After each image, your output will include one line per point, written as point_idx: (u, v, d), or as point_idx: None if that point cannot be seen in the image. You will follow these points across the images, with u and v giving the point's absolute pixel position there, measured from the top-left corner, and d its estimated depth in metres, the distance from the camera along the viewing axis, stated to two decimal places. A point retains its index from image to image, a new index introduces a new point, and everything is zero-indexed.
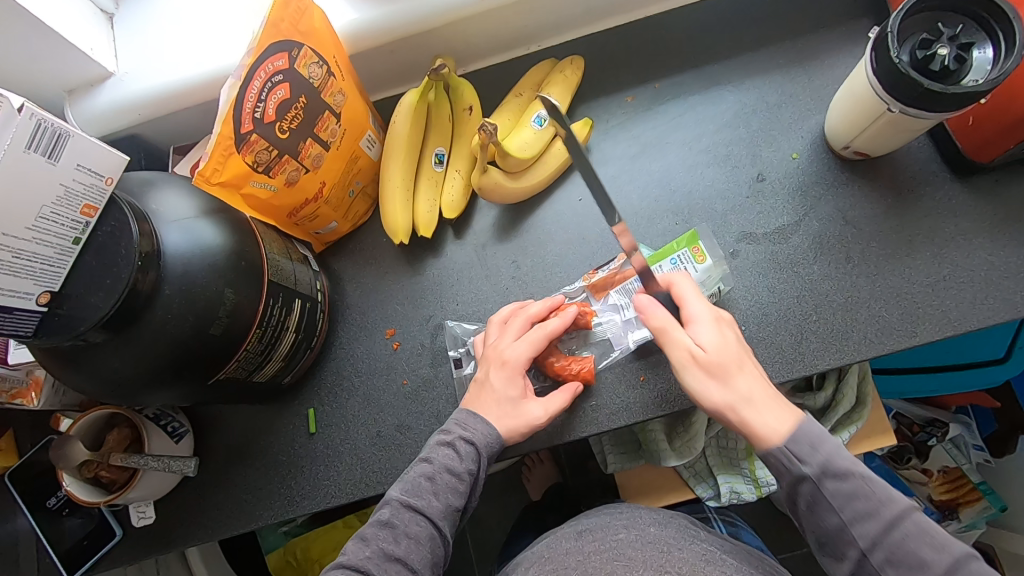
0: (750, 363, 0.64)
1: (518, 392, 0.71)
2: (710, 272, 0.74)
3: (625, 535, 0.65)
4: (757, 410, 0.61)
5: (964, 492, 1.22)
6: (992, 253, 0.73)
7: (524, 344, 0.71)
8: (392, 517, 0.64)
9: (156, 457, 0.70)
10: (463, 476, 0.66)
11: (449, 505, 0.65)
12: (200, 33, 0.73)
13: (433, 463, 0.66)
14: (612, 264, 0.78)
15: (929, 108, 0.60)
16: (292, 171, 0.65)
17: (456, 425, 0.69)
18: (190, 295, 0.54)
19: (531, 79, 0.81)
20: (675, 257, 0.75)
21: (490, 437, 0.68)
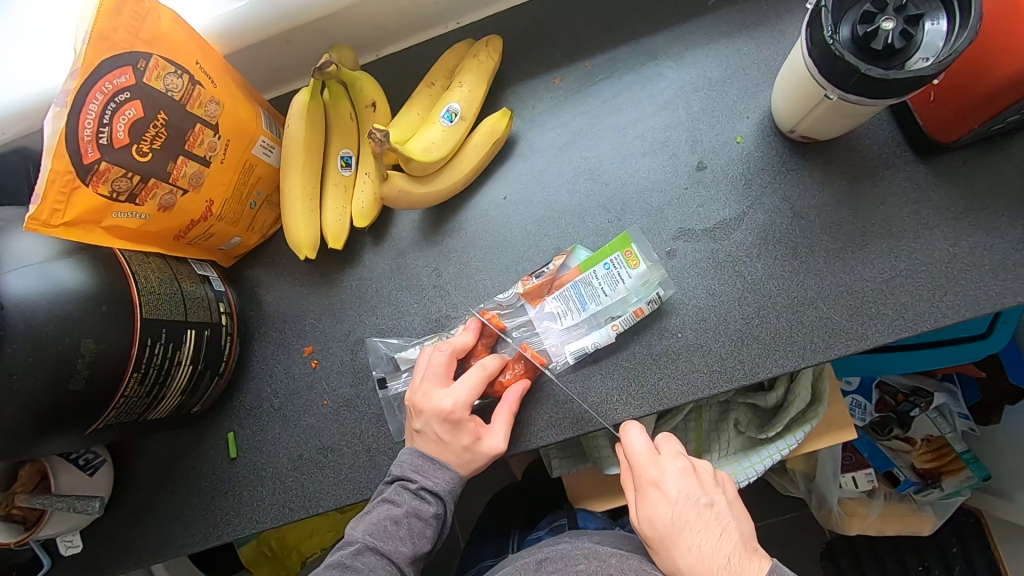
0: (694, 497, 0.59)
1: (469, 437, 0.67)
2: (645, 277, 0.68)
3: (584, 566, 0.62)
4: (690, 548, 0.56)
5: (948, 461, 1.12)
6: (955, 243, 0.66)
7: (458, 390, 0.67)
8: (354, 559, 0.64)
9: (64, 495, 0.68)
10: (431, 519, 0.66)
11: (416, 550, 0.65)
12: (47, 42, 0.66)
13: (401, 507, 0.65)
14: (548, 268, 0.71)
15: (870, 95, 0.53)
16: (164, 194, 0.60)
17: (413, 470, 0.67)
18: (37, 351, 0.49)
19: (443, 66, 0.73)
20: (608, 262, 0.69)
21: (452, 482, 0.67)
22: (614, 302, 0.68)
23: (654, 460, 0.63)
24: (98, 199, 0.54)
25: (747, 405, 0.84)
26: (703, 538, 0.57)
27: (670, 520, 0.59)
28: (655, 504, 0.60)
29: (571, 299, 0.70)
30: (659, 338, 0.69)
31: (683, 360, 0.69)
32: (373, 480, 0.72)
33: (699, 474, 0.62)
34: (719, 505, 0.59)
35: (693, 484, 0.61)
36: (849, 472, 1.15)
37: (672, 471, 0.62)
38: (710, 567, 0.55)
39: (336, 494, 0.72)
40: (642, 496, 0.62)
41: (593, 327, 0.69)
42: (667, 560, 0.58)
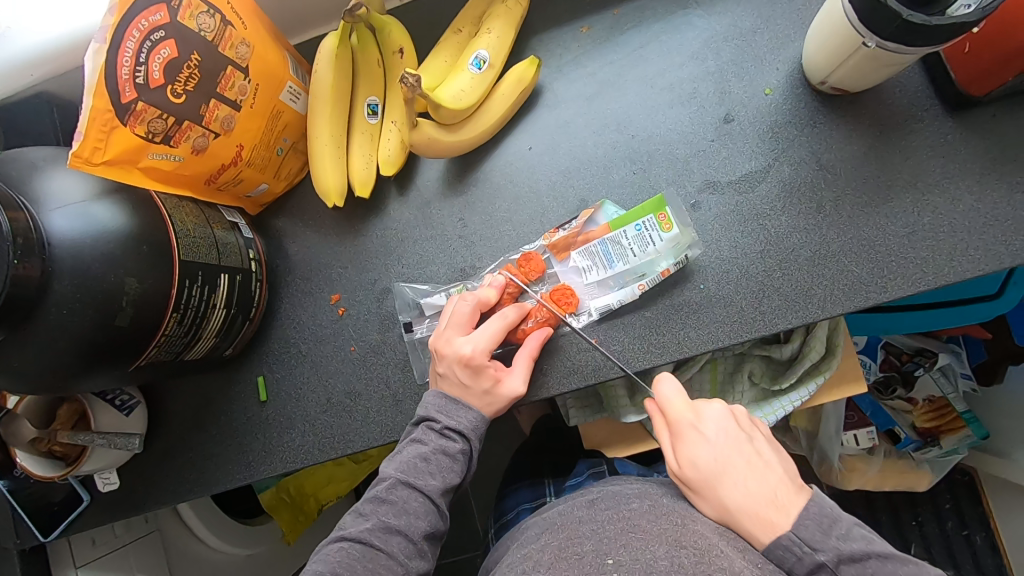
0: (736, 439, 0.62)
1: (490, 381, 0.69)
2: (676, 240, 0.69)
3: (638, 506, 0.63)
4: (736, 485, 0.59)
5: (948, 420, 1.14)
6: (979, 199, 0.66)
7: (479, 338, 0.69)
8: (389, 492, 0.66)
9: (103, 434, 0.70)
10: (458, 455, 0.68)
11: (446, 483, 0.67)
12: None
13: (428, 445, 0.68)
14: (574, 223, 0.72)
15: (907, 42, 0.53)
16: (197, 137, 0.60)
17: (437, 410, 0.69)
18: (84, 288, 0.50)
19: (471, 12, 0.72)
20: (639, 224, 0.70)
21: (476, 420, 0.69)
22: (642, 262, 0.70)
23: (692, 408, 0.65)
24: (136, 140, 0.55)
25: (761, 357, 0.87)
26: (746, 476, 0.59)
27: (715, 463, 0.60)
28: (698, 447, 0.62)
29: (598, 255, 0.71)
30: (681, 290, 0.70)
31: (704, 311, 0.70)
32: (399, 423, 0.74)
33: (737, 418, 0.65)
34: (758, 444, 0.63)
35: (733, 427, 0.63)
36: (851, 430, 1.16)
37: (710, 415, 0.64)
38: (757, 502, 0.58)
39: (364, 437, 0.75)
40: (681, 439, 0.64)
41: (618, 286, 0.71)
42: (709, 498, 0.60)
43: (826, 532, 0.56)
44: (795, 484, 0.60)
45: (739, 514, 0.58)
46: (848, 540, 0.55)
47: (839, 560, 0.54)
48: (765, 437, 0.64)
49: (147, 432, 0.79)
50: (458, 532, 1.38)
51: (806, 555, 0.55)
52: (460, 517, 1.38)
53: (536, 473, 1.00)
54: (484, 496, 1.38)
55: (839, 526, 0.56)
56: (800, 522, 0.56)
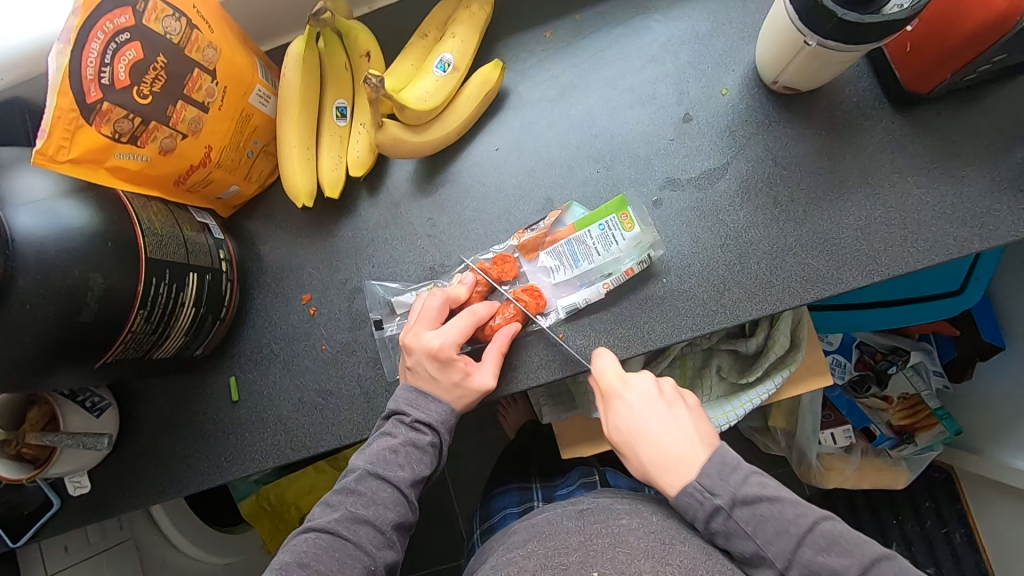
0: (655, 405, 0.66)
1: (459, 374, 0.69)
2: (639, 239, 0.70)
3: (627, 521, 0.63)
4: (652, 446, 0.64)
5: (921, 417, 1.17)
6: (927, 192, 0.69)
7: (448, 331, 0.70)
8: (358, 484, 0.66)
9: (72, 435, 0.70)
10: (427, 447, 0.68)
11: (415, 475, 0.67)
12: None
13: (397, 437, 0.68)
14: (542, 223, 0.74)
15: (844, 41, 0.56)
16: (164, 137, 0.61)
17: (407, 404, 0.70)
18: (47, 284, 0.51)
19: (437, 17, 0.75)
20: (603, 222, 0.71)
21: (446, 413, 0.70)
22: (607, 261, 0.71)
23: (620, 377, 0.68)
24: (101, 139, 0.56)
25: (729, 352, 0.88)
26: (661, 437, 0.64)
27: (634, 427, 0.66)
28: (621, 413, 0.67)
29: (565, 255, 0.72)
30: (645, 284, 0.72)
31: (667, 305, 0.71)
32: (370, 421, 0.75)
33: (663, 386, 0.69)
34: (677, 407, 0.67)
35: (655, 393, 0.67)
36: (828, 429, 1.19)
37: (636, 384, 0.68)
38: (667, 461, 0.63)
39: (336, 435, 0.75)
40: (607, 406, 0.69)
41: (584, 284, 0.72)
42: (632, 458, 0.66)
43: (723, 477, 0.61)
44: (706, 442, 0.64)
45: (652, 471, 0.64)
46: (745, 485, 0.60)
47: (733, 503, 0.59)
48: (688, 402, 0.68)
49: (119, 435, 0.79)
50: (442, 540, 1.37)
51: (705, 501, 0.60)
52: (443, 524, 1.38)
53: (513, 475, 1.00)
54: (466, 503, 1.38)
55: (737, 473, 0.61)
56: (704, 473, 0.61)
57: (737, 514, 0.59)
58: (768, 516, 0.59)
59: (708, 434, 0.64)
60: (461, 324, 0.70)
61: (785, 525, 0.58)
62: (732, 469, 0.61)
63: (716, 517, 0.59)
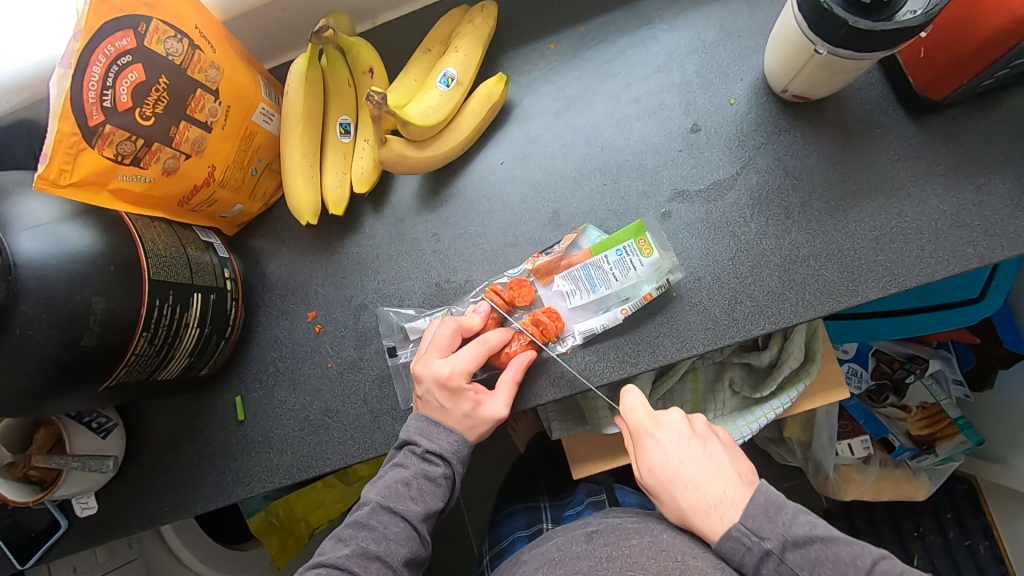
0: (690, 444, 0.65)
1: (470, 404, 0.68)
2: (658, 265, 0.69)
3: (638, 541, 0.63)
4: (689, 488, 0.62)
5: (942, 428, 1.14)
6: (944, 201, 0.67)
7: (458, 360, 0.68)
8: (370, 518, 0.65)
9: (78, 457, 0.70)
10: (440, 479, 0.67)
11: (428, 508, 0.66)
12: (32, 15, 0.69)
13: (410, 469, 0.67)
14: (557, 247, 0.72)
15: (855, 48, 0.54)
16: (167, 158, 0.61)
17: (419, 434, 0.68)
18: (50, 308, 0.51)
19: (440, 32, 0.74)
20: (620, 248, 0.70)
21: (458, 443, 0.68)
22: (626, 286, 0.69)
23: (651, 416, 0.67)
24: (104, 162, 0.56)
25: (742, 365, 0.86)
26: (697, 477, 0.63)
27: (668, 469, 0.64)
28: (653, 453, 0.65)
29: (580, 280, 0.71)
30: (655, 299, 0.70)
31: (677, 319, 0.70)
32: (377, 440, 0.74)
33: (695, 423, 0.67)
34: (713, 446, 0.65)
35: (688, 431, 0.66)
36: (846, 440, 1.16)
37: (669, 423, 0.66)
38: (706, 504, 0.61)
39: (342, 454, 0.74)
40: (640, 447, 0.67)
41: (601, 309, 0.70)
42: (667, 503, 0.64)
43: (771, 519, 0.59)
44: (744, 482, 0.62)
45: (691, 516, 0.62)
46: (795, 526, 0.58)
47: (785, 546, 0.57)
48: (722, 439, 0.67)
49: (125, 455, 0.78)
50: (453, 556, 1.35)
51: (754, 545, 0.58)
52: (453, 540, 1.36)
53: (523, 492, 0.98)
54: (477, 518, 1.36)
55: (785, 513, 0.59)
56: (747, 515, 0.59)
57: (791, 558, 0.57)
58: (823, 559, 0.56)
59: (748, 473, 0.63)
60: (478, 356, 0.69)
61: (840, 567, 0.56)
62: (772, 503, 0.60)
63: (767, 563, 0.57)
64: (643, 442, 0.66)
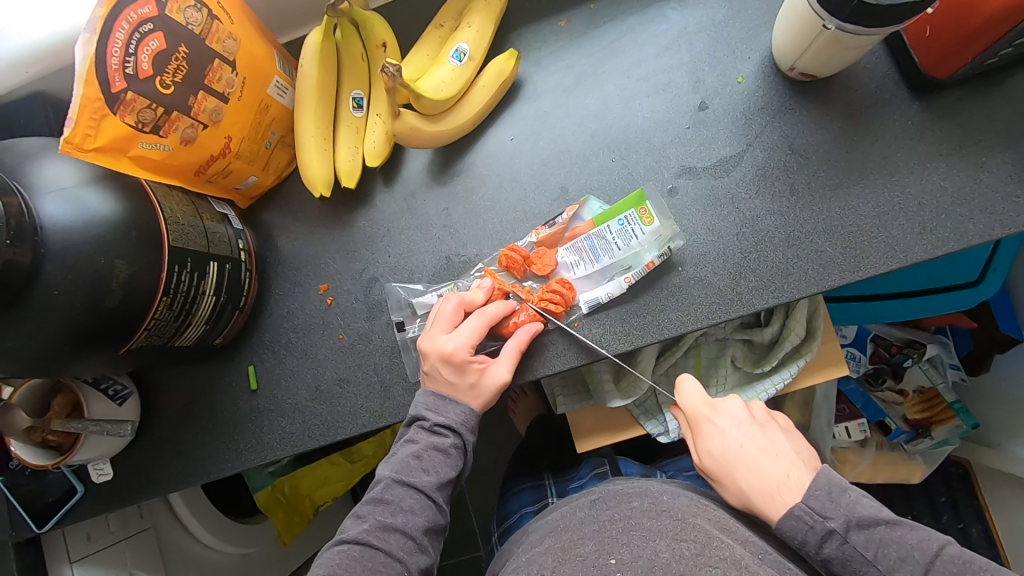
0: (750, 428, 0.66)
1: (475, 375, 0.70)
2: (658, 233, 0.70)
3: (638, 503, 0.65)
4: (751, 470, 0.63)
5: (938, 410, 1.15)
6: (946, 179, 0.68)
7: (460, 335, 0.70)
8: (385, 492, 0.67)
9: (96, 422, 0.72)
10: (450, 450, 0.69)
11: (440, 479, 0.68)
12: None
13: (421, 443, 0.69)
14: (561, 218, 0.74)
15: (863, 23, 0.55)
16: (185, 127, 0.62)
17: (426, 409, 0.70)
18: (74, 271, 0.52)
19: (452, 8, 0.75)
20: (621, 218, 0.71)
21: (466, 414, 0.70)
22: (628, 255, 0.71)
23: (708, 403, 0.69)
24: (125, 129, 0.57)
25: (743, 342, 0.88)
26: (761, 460, 0.63)
27: (727, 452, 0.65)
28: (713, 438, 0.66)
29: (584, 250, 0.72)
30: (660, 273, 0.72)
31: (682, 293, 0.71)
32: (387, 409, 0.76)
33: (753, 410, 0.69)
34: (773, 432, 0.66)
35: (748, 418, 0.67)
36: (843, 423, 1.17)
37: (727, 409, 0.68)
38: (772, 484, 0.62)
39: (353, 423, 0.76)
40: (698, 432, 0.68)
41: (604, 279, 0.72)
42: (729, 486, 0.65)
43: (835, 500, 0.59)
44: (808, 465, 0.63)
45: (753, 497, 0.62)
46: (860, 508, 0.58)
47: (849, 527, 0.58)
48: (782, 425, 0.68)
49: (140, 422, 0.80)
50: (456, 533, 1.38)
51: (816, 524, 0.58)
52: (456, 518, 1.39)
53: (528, 468, 1.00)
54: (480, 497, 1.38)
55: (847, 494, 0.59)
56: (809, 494, 0.60)
57: (854, 537, 0.57)
58: (889, 541, 0.57)
59: (812, 455, 0.64)
60: (475, 333, 0.70)
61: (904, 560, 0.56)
62: (834, 484, 0.60)
63: (830, 542, 0.58)
64: (704, 431, 0.67)
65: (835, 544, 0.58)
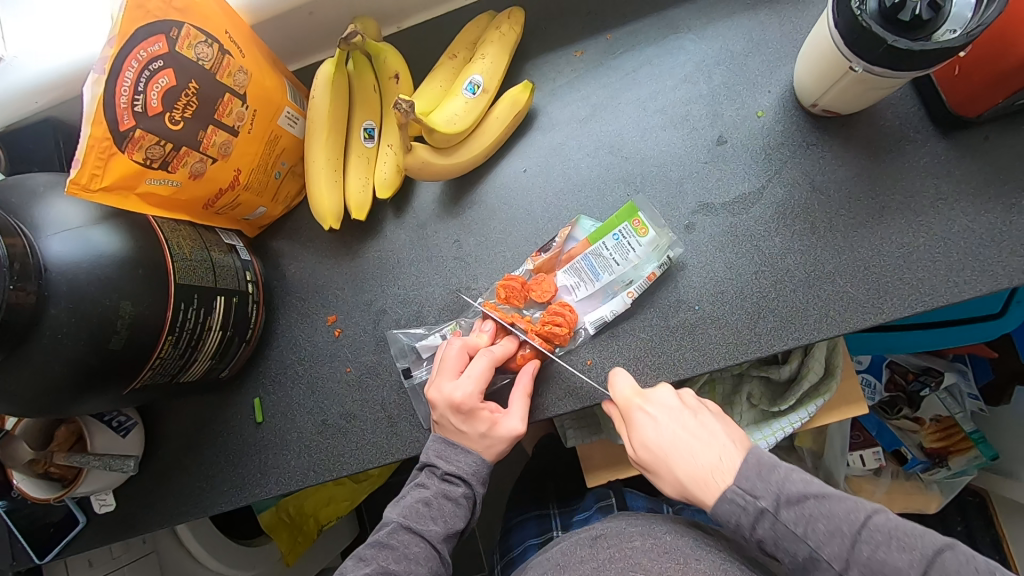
0: (681, 415, 0.64)
1: (486, 425, 0.67)
2: (656, 243, 0.69)
3: (641, 543, 0.64)
4: (686, 461, 0.62)
5: (956, 441, 1.12)
6: (974, 219, 0.66)
7: (467, 381, 0.67)
8: (391, 537, 0.65)
9: (99, 456, 0.71)
10: (460, 499, 0.67)
11: (448, 529, 0.66)
12: (64, 11, 0.68)
13: (430, 489, 0.67)
14: (554, 242, 0.73)
15: (892, 66, 0.53)
16: (194, 162, 0.61)
17: (437, 456, 0.68)
18: (79, 313, 0.51)
19: (466, 38, 0.74)
20: (617, 232, 0.70)
21: (477, 464, 0.68)
22: (626, 270, 0.70)
23: (640, 394, 0.66)
24: (133, 166, 0.56)
25: (760, 378, 0.86)
26: (694, 449, 0.62)
27: (663, 444, 0.63)
28: (646, 430, 0.64)
29: (583, 271, 0.71)
30: (675, 311, 0.70)
31: (698, 332, 0.69)
32: (394, 445, 0.74)
33: (684, 396, 0.66)
34: (704, 417, 0.64)
35: (678, 404, 0.65)
36: (857, 450, 1.14)
37: (659, 398, 0.65)
38: (704, 472, 0.61)
39: (360, 458, 0.75)
40: (631, 426, 0.66)
41: (608, 297, 0.70)
42: (666, 477, 0.63)
43: (815, 527, 0.57)
44: (739, 445, 0.62)
45: (689, 486, 0.61)
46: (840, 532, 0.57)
47: (837, 553, 0.55)
48: (713, 409, 0.66)
49: (145, 452, 0.79)
50: (460, 558, 1.36)
51: (800, 551, 0.56)
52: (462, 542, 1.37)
53: (537, 499, 0.98)
54: (486, 521, 1.36)
55: (826, 519, 0.58)
56: (742, 476, 0.59)
57: (847, 566, 0.55)
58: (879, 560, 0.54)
59: (740, 437, 0.62)
60: (481, 374, 0.68)
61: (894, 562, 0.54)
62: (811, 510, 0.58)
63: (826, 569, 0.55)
64: (636, 423, 0.65)
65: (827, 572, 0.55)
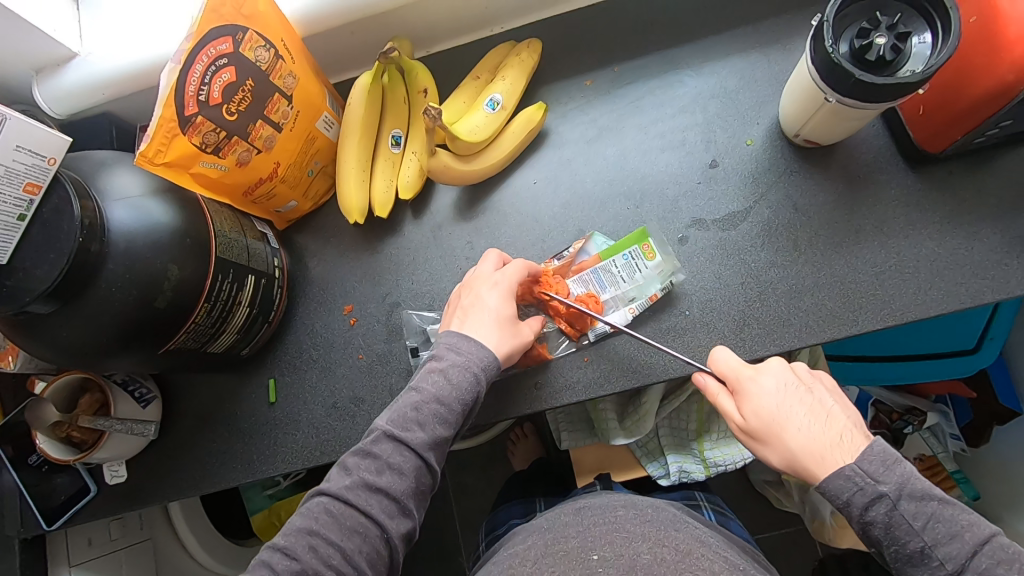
0: (797, 390, 0.62)
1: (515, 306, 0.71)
2: (661, 268, 0.75)
3: (623, 512, 0.65)
4: (801, 431, 0.59)
5: (938, 480, 1.16)
6: (940, 244, 0.73)
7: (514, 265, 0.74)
8: (375, 445, 0.63)
9: (122, 420, 0.75)
10: (453, 404, 0.64)
11: (434, 437, 0.63)
12: (143, 19, 0.77)
13: (423, 393, 0.64)
14: (568, 251, 0.79)
15: (861, 99, 0.62)
16: (242, 151, 0.68)
17: (447, 348, 0.67)
18: (133, 271, 0.57)
19: (489, 62, 0.83)
20: (627, 253, 0.76)
21: (486, 362, 0.67)
22: (633, 287, 0.76)
23: (750, 365, 0.64)
24: (191, 149, 0.63)
25: None
26: (810, 421, 0.60)
27: (776, 412, 0.61)
28: (759, 398, 0.62)
29: (590, 282, 0.77)
30: (668, 315, 0.76)
31: (687, 335, 0.75)
32: None
33: (797, 371, 0.64)
34: (819, 392, 0.62)
35: (792, 378, 0.63)
36: None
37: (770, 370, 0.63)
38: (821, 445, 0.58)
39: None
40: (741, 394, 0.63)
41: (612, 308, 0.76)
42: (775, 447, 0.60)
43: (888, 466, 0.56)
44: (857, 427, 0.59)
45: (802, 458, 0.58)
46: (912, 479, 0.55)
47: (900, 494, 0.55)
48: (827, 385, 0.64)
49: (161, 426, 0.83)
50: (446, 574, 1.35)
51: (868, 487, 0.55)
52: (442, 557, 1.35)
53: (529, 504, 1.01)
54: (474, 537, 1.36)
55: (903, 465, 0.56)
56: (863, 458, 0.56)
57: (904, 507, 0.55)
58: (939, 516, 0.54)
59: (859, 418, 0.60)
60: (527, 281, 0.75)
61: (954, 536, 0.53)
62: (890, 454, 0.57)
63: (879, 506, 0.55)
64: (751, 394, 0.62)
65: (883, 509, 0.55)
